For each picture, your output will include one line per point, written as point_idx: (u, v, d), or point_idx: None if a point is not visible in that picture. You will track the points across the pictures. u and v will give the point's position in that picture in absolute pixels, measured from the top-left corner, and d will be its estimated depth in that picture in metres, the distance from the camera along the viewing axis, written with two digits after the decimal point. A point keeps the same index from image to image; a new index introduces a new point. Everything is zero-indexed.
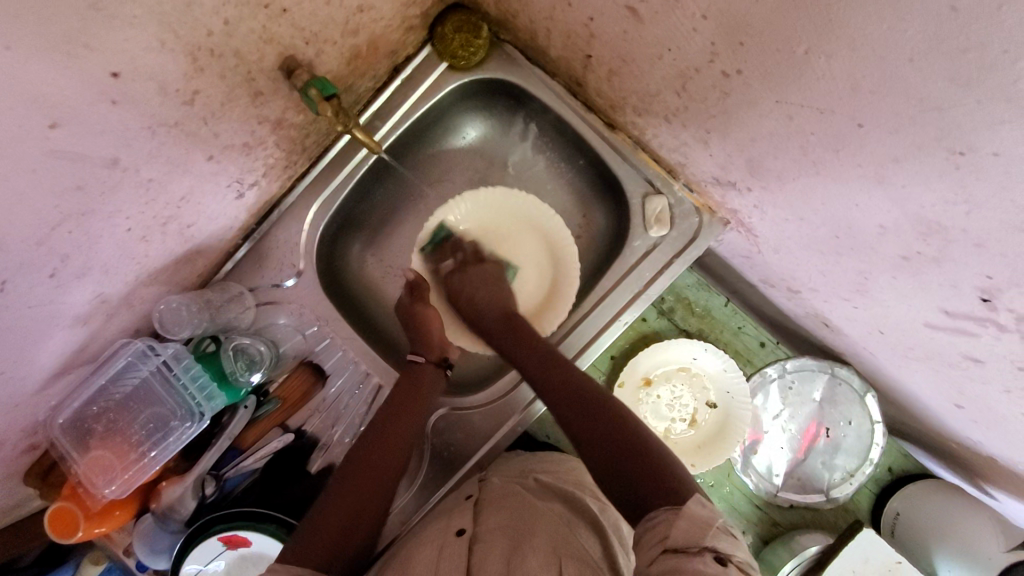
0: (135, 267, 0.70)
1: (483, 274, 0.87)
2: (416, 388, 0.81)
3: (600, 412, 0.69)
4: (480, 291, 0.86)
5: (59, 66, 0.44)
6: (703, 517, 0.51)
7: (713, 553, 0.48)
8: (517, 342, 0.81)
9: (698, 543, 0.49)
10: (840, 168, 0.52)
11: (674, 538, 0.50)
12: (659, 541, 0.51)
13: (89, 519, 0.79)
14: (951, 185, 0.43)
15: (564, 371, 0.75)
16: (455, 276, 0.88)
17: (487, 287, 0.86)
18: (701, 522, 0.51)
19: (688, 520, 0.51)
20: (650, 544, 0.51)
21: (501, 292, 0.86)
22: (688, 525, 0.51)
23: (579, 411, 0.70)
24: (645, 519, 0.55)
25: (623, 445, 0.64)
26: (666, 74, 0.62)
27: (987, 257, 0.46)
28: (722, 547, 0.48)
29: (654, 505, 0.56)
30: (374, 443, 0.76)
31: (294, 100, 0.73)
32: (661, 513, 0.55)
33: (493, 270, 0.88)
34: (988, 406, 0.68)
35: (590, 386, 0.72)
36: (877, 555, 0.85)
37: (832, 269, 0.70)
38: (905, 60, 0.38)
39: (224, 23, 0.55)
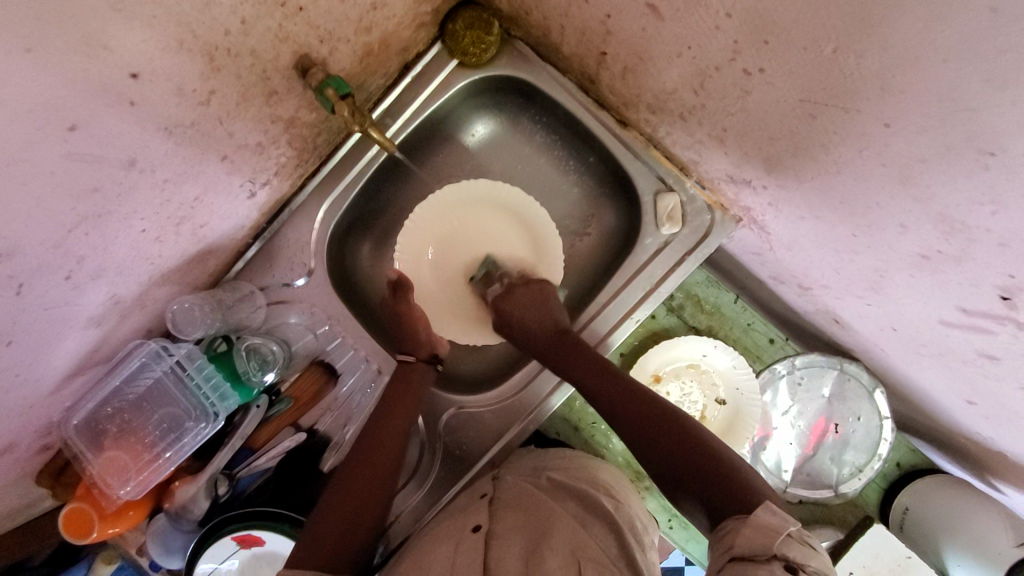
0: (149, 268, 0.70)
1: (532, 293, 0.86)
2: (409, 384, 0.82)
3: (666, 426, 0.70)
4: (530, 304, 0.85)
5: (80, 66, 0.44)
6: (773, 524, 0.52)
7: (783, 561, 0.49)
8: (570, 357, 0.80)
9: (767, 551, 0.50)
10: (862, 167, 0.52)
11: (740, 546, 0.52)
12: (725, 550, 0.53)
13: (104, 520, 0.79)
14: (977, 186, 0.43)
15: (619, 388, 0.75)
16: (503, 299, 0.88)
17: (537, 303, 0.86)
18: (769, 528, 0.52)
19: (753, 528, 0.53)
20: (719, 552, 0.54)
21: (552, 305, 0.86)
22: (754, 532, 0.52)
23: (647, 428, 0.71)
24: (719, 526, 0.57)
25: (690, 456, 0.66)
26: (685, 72, 0.61)
27: (1010, 257, 0.46)
28: (793, 555, 0.49)
29: (730, 512, 0.58)
30: (374, 441, 0.75)
31: (307, 98, 0.72)
32: (729, 522, 0.57)
33: (540, 288, 0.87)
34: (1001, 403, 0.68)
35: (654, 402, 0.73)
36: (889, 551, 0.85)
37: (847, 267, 0.70)
38: (939, 60, 0.38)
39: (240, 21, 0.54)
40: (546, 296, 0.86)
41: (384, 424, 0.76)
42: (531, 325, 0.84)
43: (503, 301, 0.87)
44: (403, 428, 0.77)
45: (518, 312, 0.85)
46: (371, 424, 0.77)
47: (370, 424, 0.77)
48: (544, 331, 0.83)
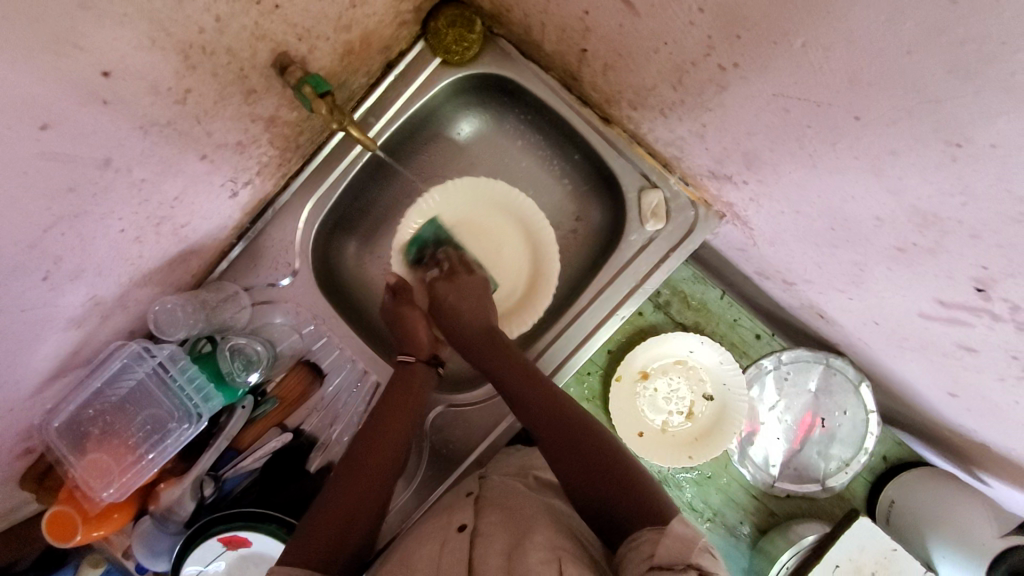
0: (129, 269, 0.70)
1: (470, 290, 0.85)
2: (410, 384, 0.81)
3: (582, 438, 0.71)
4: (465, 301, 0.84)
5: (49, 65, 0.43)
6: (688, 536, 0.54)
7: (696, 569, 0.50)
8: (499, 359, 0.80)
9: (683, 561, 0.51)
10: (838, 160, 0.52)
11: (661, 556, 0.53)
12: (644, 561, 0.54)
13: (88, 522, 0.79)
14: (947, 178, 0.43)
15: (539, 393, 0.76)
16: (440, 283, 0.86)
17: (472, 295, 0.85)
18: (685, 539, 0.54)
19: (672, 538, 0.54)
20: (637, 562, 0.54)
21: (484, 302, 0.85)
22: (672, 543, 0.54)
23: (563, 441, 0.72)
24: (631, 537, 0.59)
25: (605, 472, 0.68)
26: (662, 68, 0.62)
27: (982, 248, 0.47)
28: (705, 564, 0.51)
29: (637, 527, 0.60)
30: (371, 443, 0.74)
31: (287, 97, 0.72)
32: (643, 531, 0.58)
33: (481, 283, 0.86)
34: (982, 395, 0.68)
35: (572, 410, 0.74)
36: (873, 544, 0.86)
37: (827, 261, 0.71)
38: (904, 53, 0.38)
39: (215, 19, 0.54)
40: (483, 294, 0.86)
41: (383, 425, 0.76)
42: (463, 313, 0.84)
43: (442, 285, 0.86)
44: (402, 427, 0.77)
45: (456, 301, 0.84)
46: (368, 427, 0.76)
47: (366, 427, 0.76)
48: (478, 328, 0.83)
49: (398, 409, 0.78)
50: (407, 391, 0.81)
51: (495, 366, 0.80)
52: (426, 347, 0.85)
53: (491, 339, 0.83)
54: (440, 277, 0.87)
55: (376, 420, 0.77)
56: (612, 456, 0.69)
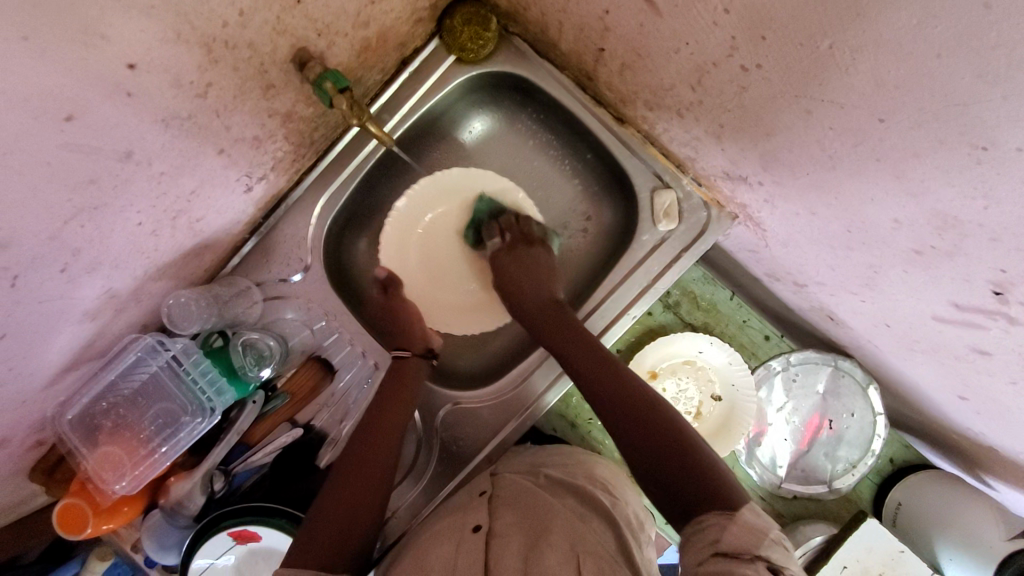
0: (145, 262, 0.70)
1: (528, 265, 0.86)
2: (403, 381, 0.81)
3: (641, 401, 0.69)
4: (525, 276, 0.85)
5: (76, 56, 0.44)
6: (756, 525, 0.53)
7: (766, 562, 0.50)
8: (560, 330, 0.80)
9: (750, 550, 0.51)
10: (858, 162, 0.52)
11: (726, 542, 0.53)
12: (709, 544, 0.54)
13: (99, 515, 0.79)
14: (970, 181, 0.43)
15: (593, 358, 0.75)
16: (502, 257, 0.88)
17: (536, 271, 0.86)
18: (753, 528, 0.53)
19: (739, 527, 0.53)
20: (702, 545, 0.54)
21: (552, 282, 0.86)
22: (742, 532, 0.53)
23: (618, 403, 0.70)
24: (696, 521, 0.57)
25: (666, 441, 0.65)
26: (683, 68, 0.62)
27: (1002, 251, 0.47)
28: (775, 558, 0.51)
29: (705, 508, 0.57)
30: (367, 441, 0.74)
31: (304, 93, 0.72)
32: (708, 516, 0.56)
33: (543, 259, 0.88)
34: (994, 399, 0.69)
35: (631, 377, 0.72)
36: (883, 545, 0.86)
37: (841, 263, 0.71)
38: (933, 55, 0.38)
39: (238, 14, 0.54)
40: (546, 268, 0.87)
41: (377, 423, 0.76)
42: (526, 288, 0.85)
43: (503, 258, 0.87)
44: (398, 424, 0.77)
45: (519, 275, 0.86)
46: (368, 420, 0.76)
47: (365, 420, 0.76)
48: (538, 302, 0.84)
49: (395, 404, 0.78)
50: (402, 385, 0.81)
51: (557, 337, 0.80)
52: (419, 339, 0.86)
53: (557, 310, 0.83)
54: (502, 249, 0.88)
55: (367, 420, 0.76)
56: (677, 429, 0.66)
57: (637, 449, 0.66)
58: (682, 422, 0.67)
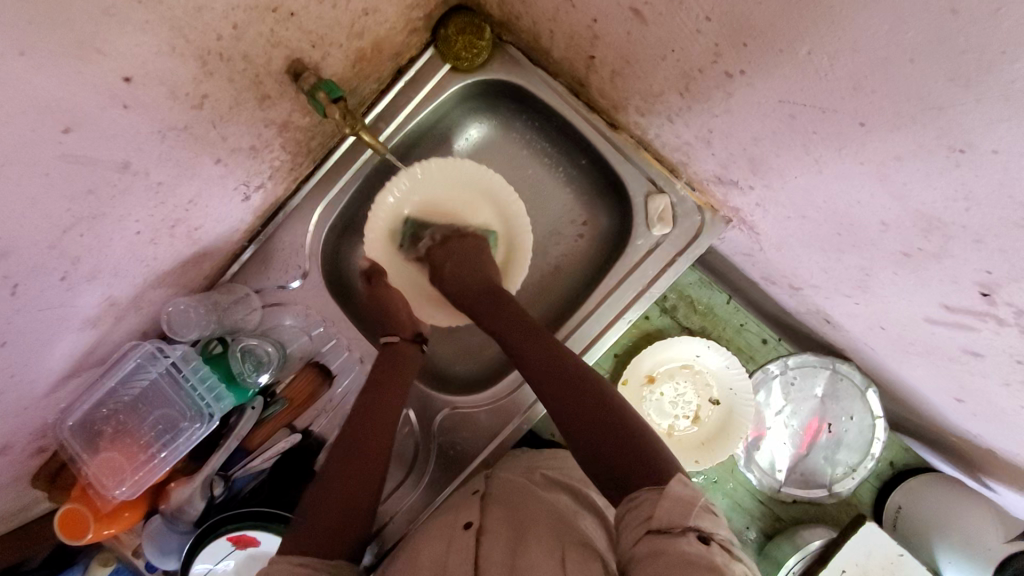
0: (144, 270, 0.71)
1: (466, 250, 0.85)
2: (397, 372, 0.81)
3: (577, 388, 0.69)
4: (461, 267, 0.84)
5: (73, 70, 0.45)
6: (688, 496, 0.52)
7: (696, 532, 0.49)
8: (501, 316, 0.79)
9: (682, 522, 0.50)
10: (842, 165, 0.53)
11: (659, 519, 0.52)
12: (642, 522, 0.53)
13: (99, 520, 0.80)
14: (951, 183, 0.44)
15: (547, 350, 0.74)
16: (438, 251, 0.87)
17: (469, 261, 0.84)
18: (685, 501, 0.52)
19: (670, 501, 0.52)
20: (635, 524, 0.53)
21: (488, 262, 0.85)
22: (672, 504, 0.52)
23: (565, 391, 0.69)
24: (629, 499, 0.56)
25: (600, 416, 0.65)
26: (670, 74, 0.62)
27: (986, 252, 0.47)
28: (704, 525, 0.50)
29: (637, 484, 0.58)
30: (363, 435, 0.73)
31: (300, 103, 0.73)
32: (642, 493, 0.56)
33: (473, 242, 0.86)
34: (988, 400, 0.68)
35: (570, 360, 0.72)
36: (882, 549, 0.86)
37: (833, 266, 0.71)
38: (906, 59, 0.38)
39: (233, 27, 0.56)
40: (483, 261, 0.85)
41: (374, 417, 0.75)
42: (463, 276, 0.83)
43: (437, 254, 0.86)
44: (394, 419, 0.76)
45: (453, 268, 0.84)
46: (359, 415, 0.76)
47: (363, 410, 0.76)
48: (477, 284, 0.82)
49: (390, 399, 0.78)
50: (395, 375, 0.81)
51: (499, 324, 0.79)
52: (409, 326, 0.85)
53: (490, 295, 0.82)
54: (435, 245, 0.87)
55: (364, 412, 0.76)
56: (608, 402, 0.67)
57: (574, 427, 0.66)
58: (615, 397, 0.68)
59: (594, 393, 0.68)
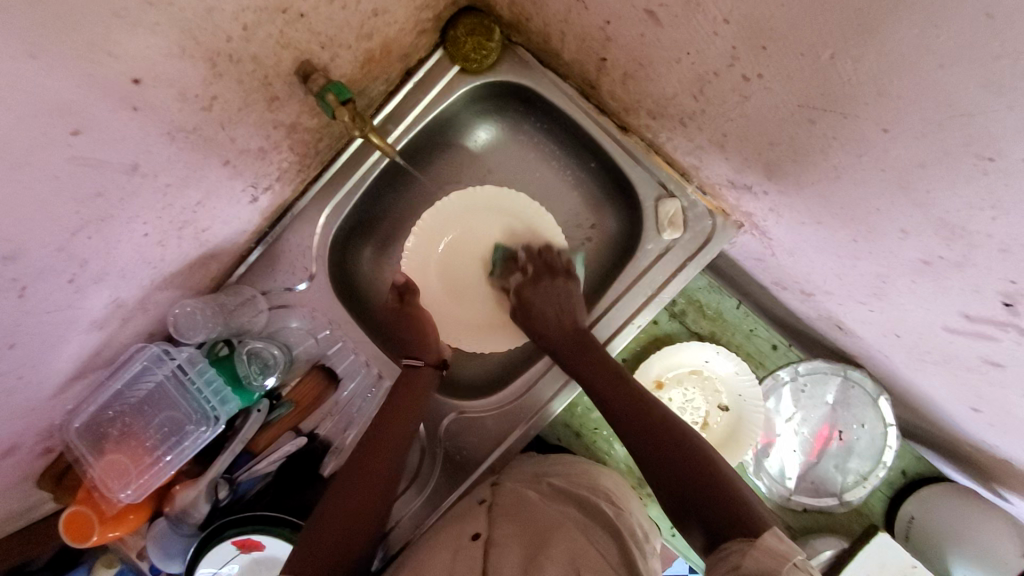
0: (151, 272, 0.70)
1: (553, 290, 0.84)
2: (412, 388, 0.81)
3: (668, 438, 0.70)
4: (548, 303, 0.83)
5: (83, 72, 0.44)
6: (780, 551, 0.50)
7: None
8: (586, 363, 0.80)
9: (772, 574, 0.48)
10: (862, 171, 0.51)
11: (747, 567, 0.51)
12: (732, 570, 0.52)
13: (104, 523, 0.79)
14: (977, 191, 0.43)
15: (638, 402, 0.75)
16: (528, 287, 0.86)
17: (555, 297, 0.84)
18: (776, 553, 0.50)
19: (761, 551, 0.51)
20: (723, 571, 0.52)
21: (571, 307, 0.84)
22: (762, 555, 0.51)
23: (652, 441, 0.70)
24: (718, 548, 0.56)
25: (691, 464, 0.67)
26: (685, 77, 0.61)
27: (1012, 262, 0.46)
28: None
29: (728, 534, 0.57)
30: (375, 449, 0.74)
31: (308, 104, 0.73)
32: (735, 543, 0.55)
33: (564, 285, 0.85)
34: (1007, 411, 0.67)
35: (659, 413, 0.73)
36: (894, 560, 0.84)
37: (848, 272, 0.70)
38: (933, 64, 0.37)
39: (242, 28, 0.55)
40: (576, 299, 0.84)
41: (385, 431, 0.76)
42: (550, 318, 0.83)
43: (526, 289, 0.85)
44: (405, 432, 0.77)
45: (540, 303, 0.84)
46: (368, 437, 0.76)
47: (372, 432, 0.76)
48: (562, 328, 0.82)
49: (403, 413, 0.78)
50: (412, 395, 0.81)
51: (584, 369, 0.79)
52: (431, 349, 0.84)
53: (580, 339, 0.82)
54: (524, 281, 0.86)
55: (377, 425, 0.77)
56: (698, 456, 0.67)
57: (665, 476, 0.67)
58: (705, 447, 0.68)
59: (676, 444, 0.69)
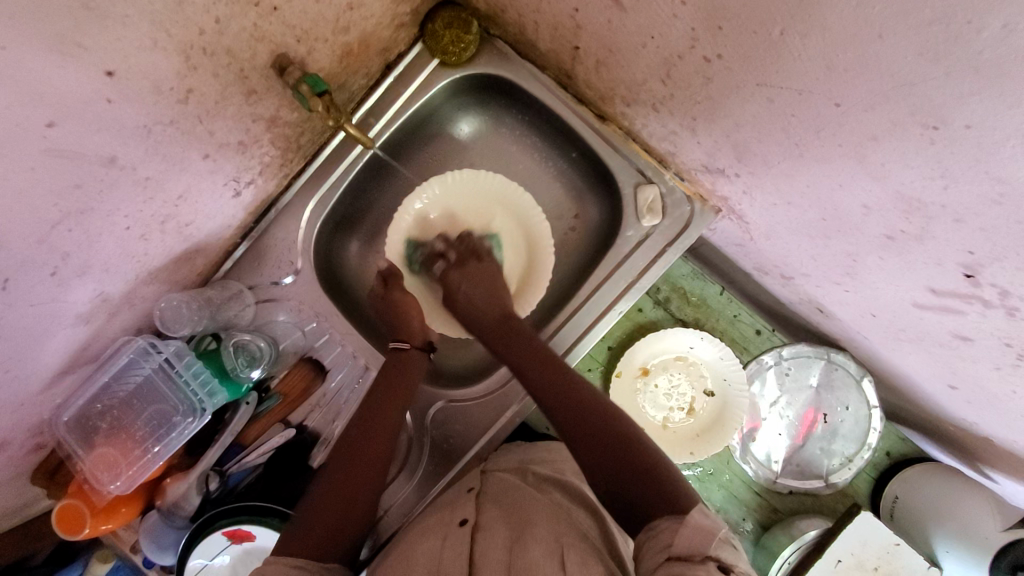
0: (135, 266, 0.71)
1: (489, 276, 0.86)
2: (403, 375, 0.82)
3: (595, 421, 0.67)
4: (477, 290, 0.84)
5: (55, 64, 0.45)
6: (715, 527, 0.51)
7: (716, 562, 0.48)
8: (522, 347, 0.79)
9: (701, 551, 0.48)
10: (823, 149, 0.53)
11: (678, 545, 0.50)
12: (663, 549, 0.51)
13: (96, 516, 0.80)
14: (927, 162, 0.44)
15: (565, 389, 0.71)
16: (455, 271, 0.87)
17: (484, 281, 0.85)
18: (705, 527, 0.50)
19: (690, 527, 0.51)
20: (654, 552, 0.51)
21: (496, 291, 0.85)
22: (693, 532, 0.50)
23: (580, 423, 0.67)
24: (647, 528, 0.54)
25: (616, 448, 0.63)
26: (651, 62, 0.63)
27: (966, 232, 0.47)
28: (723, 556, 0.49)
29: (658, 513, 0.55)
30: (365, 434, 0.75)
31: (287, 98, 0.74)
32: (664, 522, 0.54)
33: (492, 272, 0.87)
34: (981, 385, 0.68)
35: (586, 393, 0.70)
36: (876, 536, 0.85)
37: (821, 252, 0.71)
38: (875, 36, 0.39)
39: (215, 21, 0.56)
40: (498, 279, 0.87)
41: (376, 419, 0.76)
42: (477, 300, 0.84)
43: (453, 274, 0.87)
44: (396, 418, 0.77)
45: (468, 287, 0.85)
46: (360, 418, 0.77)
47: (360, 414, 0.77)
48: (493, 315, 0.82)
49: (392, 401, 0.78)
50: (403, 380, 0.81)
51: (514, 353, 0.78)
52: (419, 334, 0.86)
53: (506, 321, 0.82)
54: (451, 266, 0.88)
55: (369, 410, 0.77)
56: (624, 434, 0.64)
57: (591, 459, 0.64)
58: (634, 429, 0.66)
59: (610, 423, 0.66)
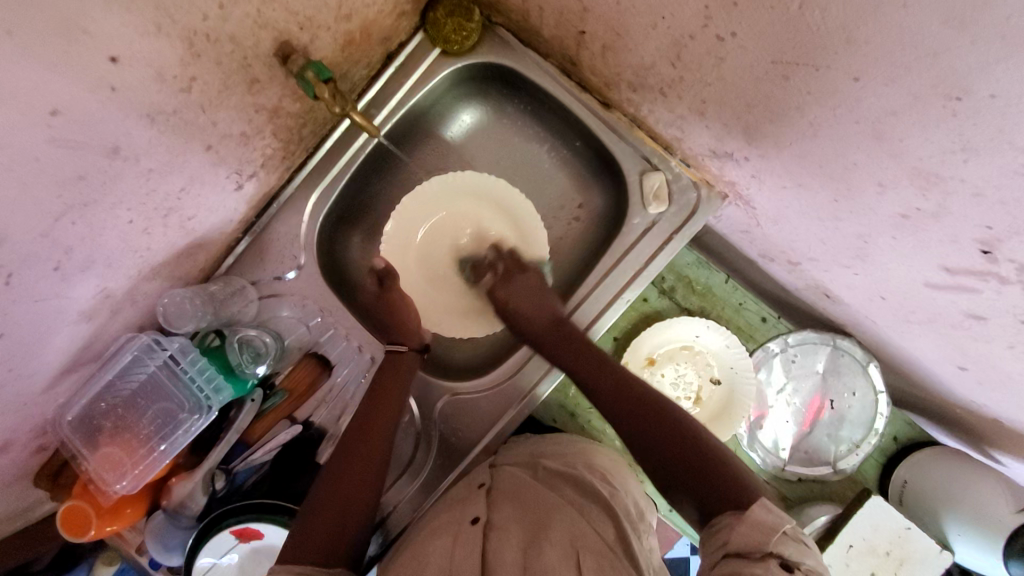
0: (138, 261, 0.70)
1: (528, 285, 0.87)
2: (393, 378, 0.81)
3: (654, 416, 0.71)
4: (527, 299, 0.85)
5: (60, 50, 0.44)
6: (769, 522, 0.53)
7: (778, 558, 0.49)
8: (571, 351, 0.81)
9: (761, 548, 0.50)
10: (839, 128, 0.52)
11: (736, 542, 0.53)
12: (721, 546, 0.54)
13: (102, 516, 0.79)
14: (948, 135, 0.44)
15: (629, 392, 0.74)
16: (501, 286, 0.88)
17: (531, 293, 0.86)
18: (767, 525, 0.52)
19: (750, 525, 0.53)
20: (715, 548, 0.55)
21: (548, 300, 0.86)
22: (750, 530, 0.53)
23: (642, 424, 0.70)
24: (712, 523, 0.58)
25: (677, 442, 0.67)
26: (661, 44, 0.62)
27: (986, 207, 0.47)
28: (787, 552, 0.50)
29: (719, 509, 0.59)
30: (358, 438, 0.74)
31: (290, 87, 0.73)
32: (725, 518, 0.57)
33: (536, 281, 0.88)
34: (993, 366, 0.68)
35: (640, 390, 0.74)
36: (888, 521, 0.86)
37: (831, 235, 0.71)
38: (899, 7, 0.38)
39: (218, 7, 0.55)
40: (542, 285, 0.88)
41: (370, 423, 0.76)
42: (531, 315, 0.85)
43: (500, 290, 0.87)
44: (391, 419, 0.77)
45: (519, 303, 0.86)
46: (356, 420, 0.77)
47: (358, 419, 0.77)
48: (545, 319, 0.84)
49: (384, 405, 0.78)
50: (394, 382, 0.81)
51: (570, 361, 0.80)
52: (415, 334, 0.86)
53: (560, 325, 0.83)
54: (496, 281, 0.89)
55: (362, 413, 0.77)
56: (683, 432, 0.68)
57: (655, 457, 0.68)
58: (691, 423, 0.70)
59: (665, 422, 0.70)
